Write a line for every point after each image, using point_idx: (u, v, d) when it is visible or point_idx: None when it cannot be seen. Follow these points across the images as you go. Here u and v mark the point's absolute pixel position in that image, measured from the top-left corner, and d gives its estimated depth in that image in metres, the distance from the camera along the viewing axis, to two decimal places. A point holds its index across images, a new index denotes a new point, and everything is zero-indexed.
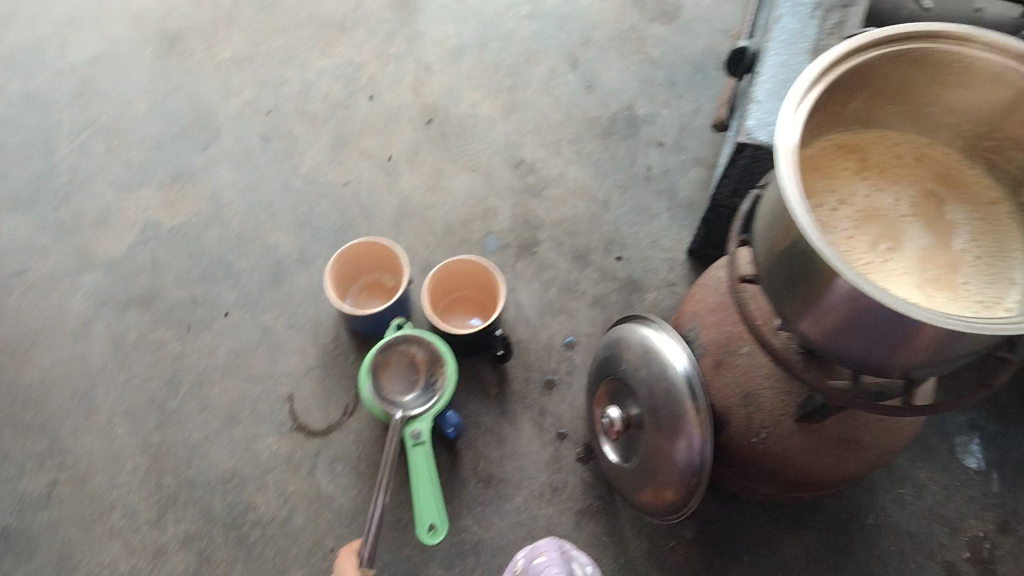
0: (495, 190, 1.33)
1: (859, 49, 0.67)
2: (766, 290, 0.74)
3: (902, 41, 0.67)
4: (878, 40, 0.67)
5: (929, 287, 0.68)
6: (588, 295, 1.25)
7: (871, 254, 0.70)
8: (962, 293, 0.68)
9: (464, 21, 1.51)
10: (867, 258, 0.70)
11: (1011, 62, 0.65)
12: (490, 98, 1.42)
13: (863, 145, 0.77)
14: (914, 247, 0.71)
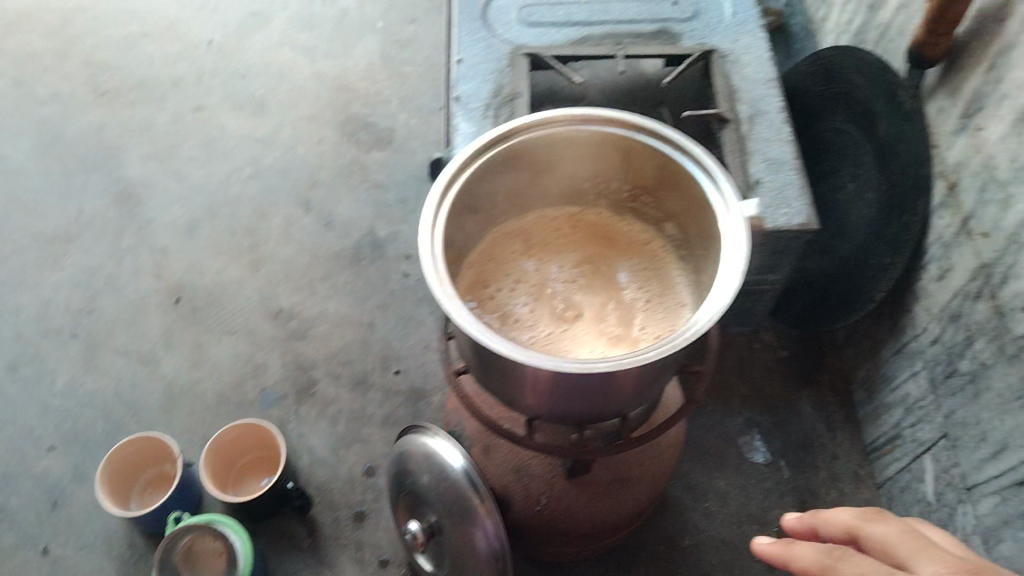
0: (260, 346, 1.33)
1: (479, 156, 0.74)
2: (477, 380, 0.79)
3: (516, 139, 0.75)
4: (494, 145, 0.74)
5: (604, 333, 0.78)
6: (376, 417, 1.26)
7: (552, 319, 0.79)
8: (632, 329, 0.79)
9: (190, 197, 1.54)
10: (550, 324, 0.79)
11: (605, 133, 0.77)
12: (234, 261, 1.44)
13: (526, 228, 0.88)
14: (585, 302, 0.81)
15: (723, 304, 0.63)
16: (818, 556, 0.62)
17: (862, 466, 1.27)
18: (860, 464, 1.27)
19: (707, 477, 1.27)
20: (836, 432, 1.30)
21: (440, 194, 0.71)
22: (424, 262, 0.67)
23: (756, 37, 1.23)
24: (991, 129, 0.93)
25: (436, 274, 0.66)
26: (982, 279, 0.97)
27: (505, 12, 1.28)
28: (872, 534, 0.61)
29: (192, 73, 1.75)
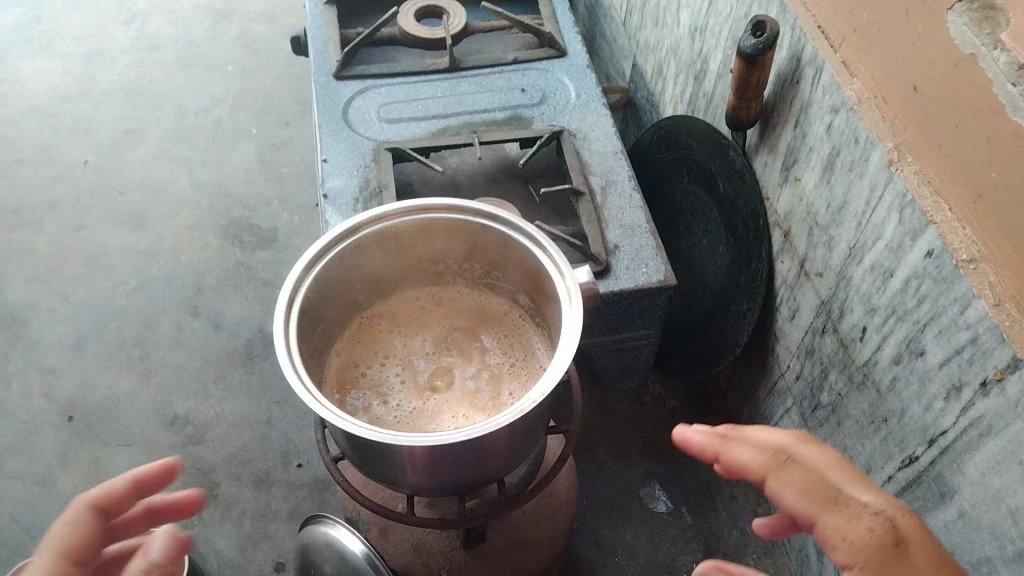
0: (158, 454, 1.33)
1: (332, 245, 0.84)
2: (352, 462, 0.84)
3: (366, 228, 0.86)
4: (347, 235, 0.85)
5: (466, 396, 0.87)
6: (281, 512, 1.27)
7: (417, 388, 0.88)
8: (492, 390, 0.88)
9: (75, 315, 1.54)
10: (415, 392, 0.88)
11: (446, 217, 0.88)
12: (125, 372, 1.45)
13: (392, 309, 0.98)
14: (447, 370, 0.90)
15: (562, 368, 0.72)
16: (759, 454, 0.60)
17: (761, 504, 1.27)
18: (759, 503, 1.27)
19: (613, 531, 1.26)
20: (732, 471, 1.32)
21: (295, 282, 0.80)
22: (280, 355, 0.74)
23: (600, 114, 1.39)
24: (807, 179, 1.02)
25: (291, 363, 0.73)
26: (823, 316, 1.04)
27: (369, 114, 1.42)
28: (811, 448, 0.60)
29: (68, 195, 1.77)
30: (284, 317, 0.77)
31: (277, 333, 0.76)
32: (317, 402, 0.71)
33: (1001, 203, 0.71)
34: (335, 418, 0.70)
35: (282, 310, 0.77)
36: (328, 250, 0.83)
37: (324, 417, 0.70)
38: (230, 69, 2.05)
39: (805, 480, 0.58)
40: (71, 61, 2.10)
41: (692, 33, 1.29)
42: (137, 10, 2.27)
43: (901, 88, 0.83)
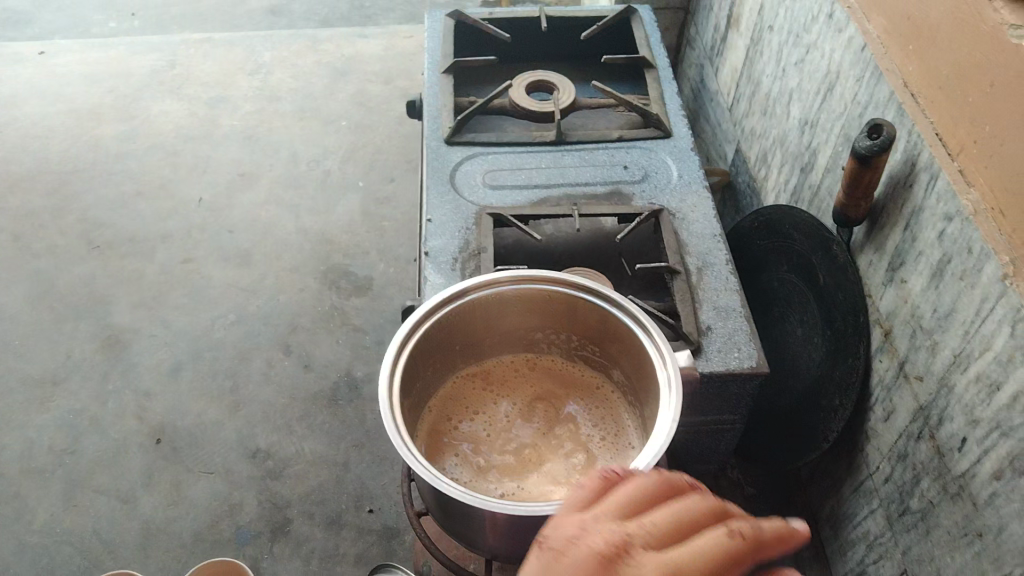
0: (237, 485, 1.37)
1: (442, 303, 0.87)
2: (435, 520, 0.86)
3: (475, 291, 0.88)
4: (455, 296, 0.87)
5: (555, 464, 0.87)
6: (349, 555, 1.28)
7: (506, 449, 0.89)
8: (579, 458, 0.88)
9: (174, 342, 1.61)
10: (504, 453, 0.88)
11: (553, 287, 0.89)
12: (215, 402, 1.50)
13: (487, 368, 0.99)
14: (537, 434, 0.91)
15: (654, 446, 0.71)
16: None
17: None
18: None
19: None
20: (807, 570, 1.27)
21: (403, 336, 0.83)
22: (382, 408, 0.76)
23: (700, 197, 1.41)
24: (914, 282, 1.00)
25: (396, 422, 0.75)
26: (920, 422, 0.99)
27: (474, 179, 1.47)
28: None
29: (180, 229, 1.86)
30: (389, 369, 0.80)
31: (382, 383, 0.78)
32: (413, 457, 0.73)
33: None
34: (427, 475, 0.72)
35: (388, 365, 0.80)
36: (434, 309, 0.86)
37: (418, 473, 0.72)
38: (344, 124, 2.15)
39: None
40: (198, 104, 2.24)
41: (802, 126, 1.30)
42: (263, 61, 2.40)
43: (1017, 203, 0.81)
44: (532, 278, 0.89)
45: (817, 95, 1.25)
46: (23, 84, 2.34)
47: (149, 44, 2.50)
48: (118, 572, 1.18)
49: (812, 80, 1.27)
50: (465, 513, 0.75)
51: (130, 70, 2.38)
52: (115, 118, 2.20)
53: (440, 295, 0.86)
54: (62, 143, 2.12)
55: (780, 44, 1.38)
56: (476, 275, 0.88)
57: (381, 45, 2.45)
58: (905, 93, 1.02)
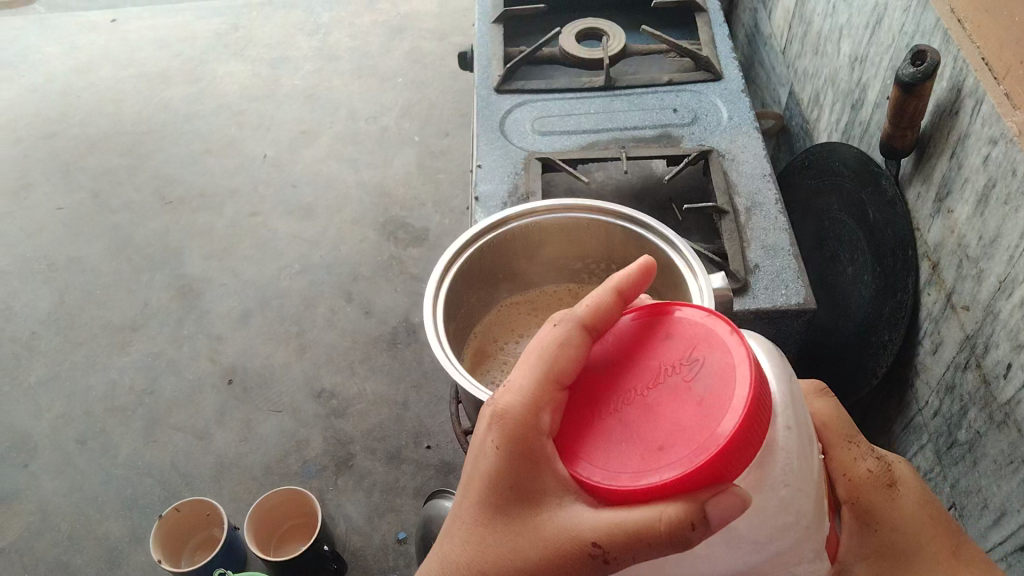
0: (303, 422, 1.44)
1: (485, 231, 0.92)
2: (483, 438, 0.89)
3: (517, 220, 0.93)
4: (496, 225, 0.92)
5: None
6: (409, 487, 1.35)
7: None
8: None
9: (243, 290, 1.69)
10: None
11: (591, 216, 0.94)
12: (282, 346, 1.57)
13: (535, 298, 1.03)
14: None
15: None
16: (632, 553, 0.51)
17: None
18: None
19: None
20: None
21: (448, 259, 0.88)
22: (427, 322, 0.82)
23: (750, 138, 1.41)
24: (960, 211, 1.00)
25: (438, 336, 0.80)
26: (967, 352, 0.99)
27: (524, 126, 1.49)
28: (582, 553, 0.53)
29: (247, 184, 1.94)
30: (435, 289, 0.86)
31: (427, 311, 0.83)
32: (458, 372, 0.78)
33: None
34: (471, 386, 0.76)
35: (433, 284, 0.85)
36: (478, 237, 0.91)
37: (461, 385, 0.77)
38: (400, 81, 2.19)
39: (830, 417, 0.65)
40: (260, 65, 2.30)
41: (852, 62, 1.30)
42: (322, 22, 2.45)
43: None
44: (572, 207, 0.93)
45: (866, 29, 1.24)
46: (97, 50, 2.44)
47: (214, 8, 2.57)
48: (194, 500, 1.26)
49: (861, 13, 1.25)
50: None
51: (196, 35, 2.46)
52: (183, 81, 2.28)
53: (484, 223, 0.92)
54: (135, 106, 2.21)
55: None
56: (517, 204, 0.93)
57: (436, 3, 2.48)
58: (952, 19, 1.01)
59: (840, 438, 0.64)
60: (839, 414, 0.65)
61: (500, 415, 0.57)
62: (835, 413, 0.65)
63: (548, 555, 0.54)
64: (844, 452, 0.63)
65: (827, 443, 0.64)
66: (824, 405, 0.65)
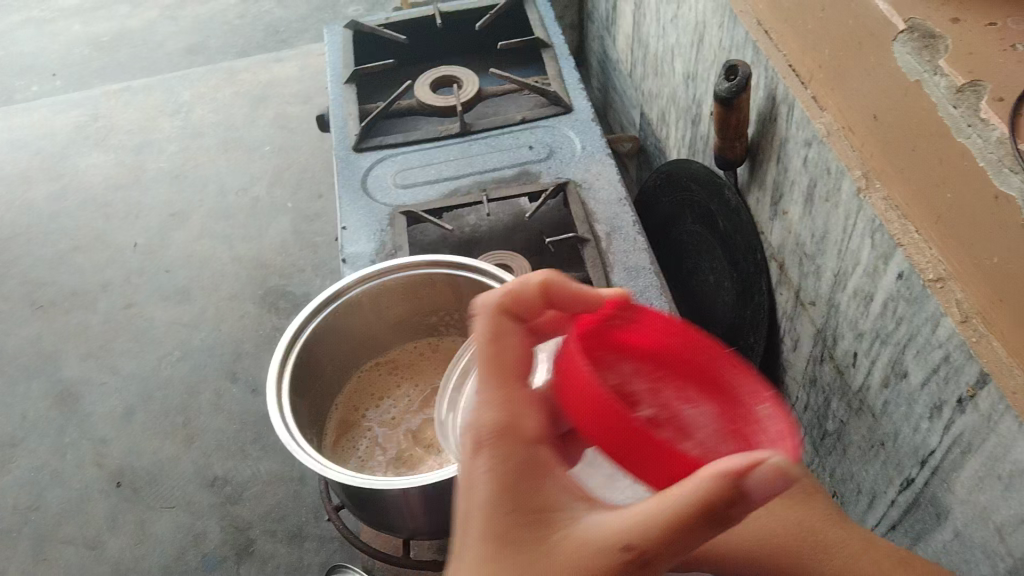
0: (198, 514, 1.42)
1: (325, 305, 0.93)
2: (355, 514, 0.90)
3: (355, 287, 0.94)
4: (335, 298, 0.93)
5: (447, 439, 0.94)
6: (314, 564, 1.35)
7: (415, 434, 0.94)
8: None
9: (124, 387, 1.64)
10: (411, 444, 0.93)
11: (431, 274, 0.97)
12: (170, 438, 1.54)
13: (396, 358, 1.05)
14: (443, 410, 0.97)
15: None
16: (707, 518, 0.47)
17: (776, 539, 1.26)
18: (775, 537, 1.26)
19: None
20: None
21: (291, 335, 0.89)
22: (274, 407, 0.81)
23: (604, 165, 1.45)
24: (793, 212, 1.03)
25: (283, 419, 0.80)
26: (821, 345, 1.03)
27: (386, 181, 1.49)
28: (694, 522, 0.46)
29: (119, 276, 1.88)
30: (277, 375, 0.85)
31: (271, 393, 0.83)
32: (308, 455, 0.76)
33: (972, 232, 0.70)
34: (324, 469, 0.75)
35: (277, 365, 0.85)
36: (319, 311, 0.92)
37: (312, 470, 0.76)
38: (268, 149, 2.17)
39: None
40: (124, 153, 2.24)
41: (686, 80, 1.34)
42: (183, 100, 2.40)
43: (869, 117, 0.84)
44: (407, 266, 0.96)
45: (692, 47, 1.28)
46: None
47: (70, 100, 2.49)
48: None
49: (686, 33, 1.30)
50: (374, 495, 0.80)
51: (55, 129, 2.38)
52: (44, 180, 2.21)
53: (321, 296, 0.92)
54: None
55: (658, 5, 1.41)
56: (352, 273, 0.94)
57: (297, 67, 2.47)
58: (759, 31, 1.04)
59: None
60: None
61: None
62: None
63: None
64: None
65: None
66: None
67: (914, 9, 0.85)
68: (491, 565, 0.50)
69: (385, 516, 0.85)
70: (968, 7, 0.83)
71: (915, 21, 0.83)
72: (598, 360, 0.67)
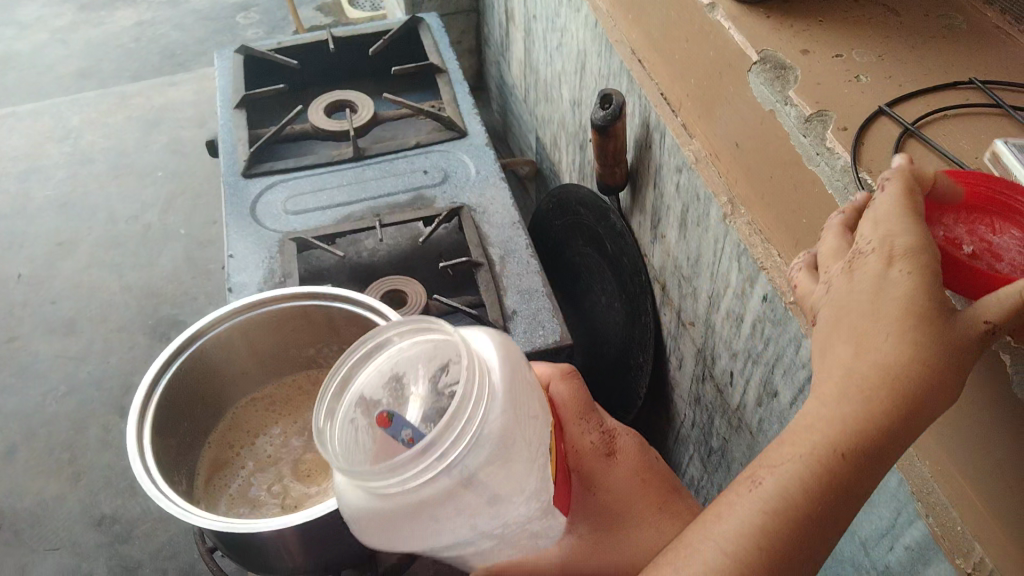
0: (85, 555, 1.38)
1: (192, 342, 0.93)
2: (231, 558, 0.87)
3: (223, 319, 0.95)
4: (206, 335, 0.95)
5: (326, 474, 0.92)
6: None
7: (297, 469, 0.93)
8: None
9: (5, 425, 1.58)
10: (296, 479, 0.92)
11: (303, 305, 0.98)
12: (54, 477, 1.49)
13: (276, 392, 1.05)
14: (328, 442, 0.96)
15: None
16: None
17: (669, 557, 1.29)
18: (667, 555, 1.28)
19: None
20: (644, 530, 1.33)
21: (155, 373, 0.88)
22: (131, 445, 0.80)
23: (498, 189, 1.47)
24: (670, 236, 1.07)
25: (142, 460, 0.78)
26: (701, 364, 1.06)
27: (276, 208, 1.47)
28: None
29: (1, 308, 1.81)
30: (140, 413, 0.84)
31: (131, 431, 0.82)
32: (168, 500, 0.74)
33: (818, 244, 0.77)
34: (182, 513, 0.74)
35: (138, 402, 0.84)
36: (186, 348, 0.92)
37: (173, 514, 0.74)
38: (161, 175, 2.13)
39: (569, 396, 0.77)
40: (7, 179, 2.15)
41: (573, 107, 1.37)
42: (72, 125, 2.33)
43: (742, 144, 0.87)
44: (278, 299, 0.97)
45: (576, 75, 1.32)
46: None
47: None
48: None
49: (570, 61, 1.33)
50: (246, 538, 0.77)
51: None
52: None
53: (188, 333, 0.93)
54: None
55: (544, 33, 1.44)
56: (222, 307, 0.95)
57: (192, 90, 2.44)
58: (633, 60, 1.09)
59: (574, 414, 0.77)
60: (578, 397, 0.78)
61: (885, 381, 0.50)
62: (574, 394, 0.78)
63: (960, 352, 0.49)
64: (574, 423, 0.76)
65: (564, 420, 0.76)
66: (568, 388, 0.78)
67: (767, 42, 0.89)
68: (896, 343, 0.50)
69: (261, 558, 0.82)
70: (815, 40, 0.88)
71: (768, 52, 0.87)
72: (496, 374, 0.58)
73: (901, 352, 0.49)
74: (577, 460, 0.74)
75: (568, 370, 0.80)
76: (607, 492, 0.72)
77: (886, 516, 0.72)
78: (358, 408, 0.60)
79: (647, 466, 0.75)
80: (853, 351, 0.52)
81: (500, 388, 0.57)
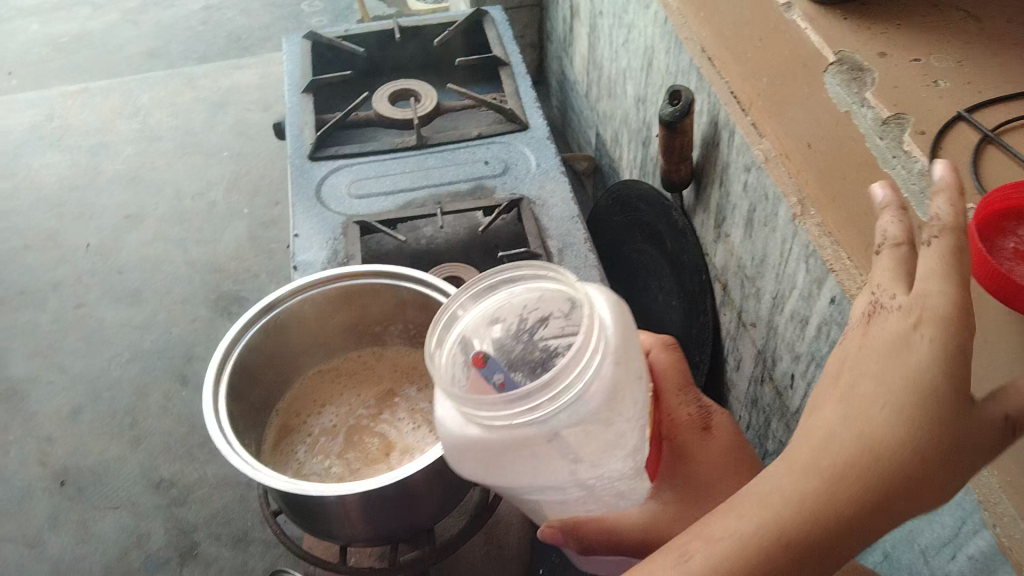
0: (143, 515, 1.44)
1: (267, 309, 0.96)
2: (294, 521, 0.90)
3: (298, 291, 0.98)
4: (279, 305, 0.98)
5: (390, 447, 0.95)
6: (257, 569, 1.38)
7: (360, 442, 0.96)
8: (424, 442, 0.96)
9: (72, 386, 1.65)
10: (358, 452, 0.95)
11: (372, 281, 1.01)
12: (115, 440, 1.55)
13: (341, 366, 1.09)
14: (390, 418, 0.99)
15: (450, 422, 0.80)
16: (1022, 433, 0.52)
17: None
18: None
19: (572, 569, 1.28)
20: None
21: (231, 337, 0.91)
22: (208, 404, 0.83)
23: (558, 182, 1.49)
24: (734, 236, 1.08)
25: (216, 418, 0.82)
26: (760, 365, 1.07)
27: (341, 191, 1.51)
28: None
29: (70, 276, 1.88)
30: (216, 375, 0.87)
31: (209, 390, 0.85)
32: (241, 456, 0.78)
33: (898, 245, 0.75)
34: (254, 470, 0.77)
35: (215, 363, 0.88)
36: (261, 315, 0.95)
37: (244, 472, 0.77)
38: (225, 155, 2.18)
39: (669, 365, 0.79)
40: (79, 152, 2.23)
41: (637, 103, 1.39)
42: (141, 103, 2.40)
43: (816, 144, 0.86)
44: (350, 274, 1.00)
45: (642, 72, 1.33)
46: None
47: (26, 98, 2.45)
48: None
49: (636, 57, 1.35)
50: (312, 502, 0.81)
51: (8, 127, 2.34)
52: None
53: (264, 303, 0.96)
54: None
55: (610, 29, 1.46)
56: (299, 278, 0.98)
57: (258, 74, 2.49)
58: (705, 58, 1.06)
59: (672, 384, 0.77)
60: (677, 369, 0.78)
61: (875, 453, 0.51)
62: (674, 366, 0.79)
63: (954, 442, 0.51)
64: (673, 394, 0.76)
65: (661, 389, 0.77)
66: (669, 357, 0.79)
67: (844, 44, 0.95)
68: (900, 414, 0.51)
69: (322, 522, 0.85)
70: (896, 45, 0.93)
71: (844, 51, 0.94)
72: (610, 335, 0.60)
73: (896, 426, 0.51)
74: (670, 429, 0.74)
75: (670, 340, 0.81)
76: (696, 459, 0.72)
77: (949, 524, 0.72)
78: (461, 346, 0.64)
79: (740, 445, 0.74)
80: (844, 414, 0.53)
81: (613, 343, 0.60)
